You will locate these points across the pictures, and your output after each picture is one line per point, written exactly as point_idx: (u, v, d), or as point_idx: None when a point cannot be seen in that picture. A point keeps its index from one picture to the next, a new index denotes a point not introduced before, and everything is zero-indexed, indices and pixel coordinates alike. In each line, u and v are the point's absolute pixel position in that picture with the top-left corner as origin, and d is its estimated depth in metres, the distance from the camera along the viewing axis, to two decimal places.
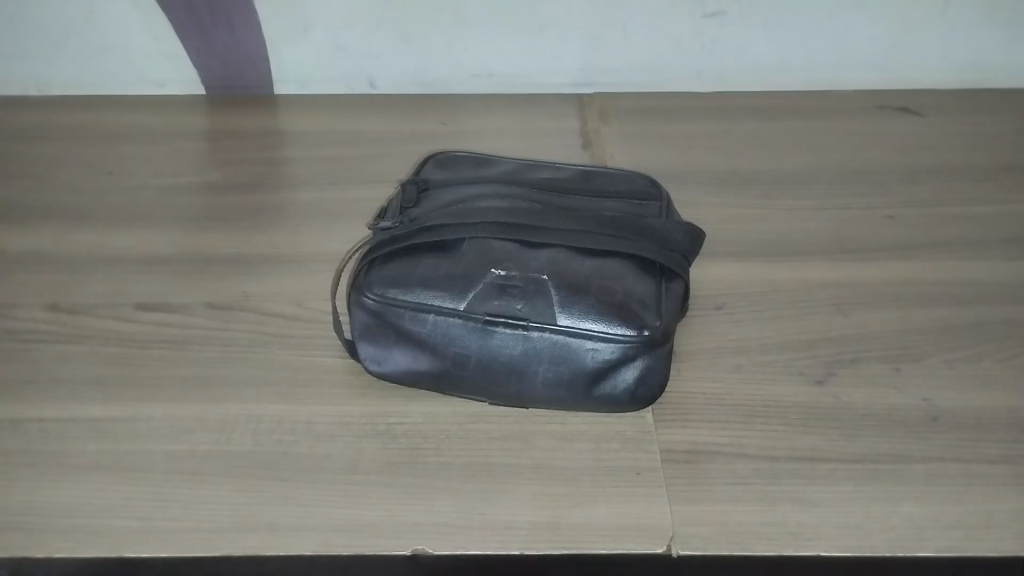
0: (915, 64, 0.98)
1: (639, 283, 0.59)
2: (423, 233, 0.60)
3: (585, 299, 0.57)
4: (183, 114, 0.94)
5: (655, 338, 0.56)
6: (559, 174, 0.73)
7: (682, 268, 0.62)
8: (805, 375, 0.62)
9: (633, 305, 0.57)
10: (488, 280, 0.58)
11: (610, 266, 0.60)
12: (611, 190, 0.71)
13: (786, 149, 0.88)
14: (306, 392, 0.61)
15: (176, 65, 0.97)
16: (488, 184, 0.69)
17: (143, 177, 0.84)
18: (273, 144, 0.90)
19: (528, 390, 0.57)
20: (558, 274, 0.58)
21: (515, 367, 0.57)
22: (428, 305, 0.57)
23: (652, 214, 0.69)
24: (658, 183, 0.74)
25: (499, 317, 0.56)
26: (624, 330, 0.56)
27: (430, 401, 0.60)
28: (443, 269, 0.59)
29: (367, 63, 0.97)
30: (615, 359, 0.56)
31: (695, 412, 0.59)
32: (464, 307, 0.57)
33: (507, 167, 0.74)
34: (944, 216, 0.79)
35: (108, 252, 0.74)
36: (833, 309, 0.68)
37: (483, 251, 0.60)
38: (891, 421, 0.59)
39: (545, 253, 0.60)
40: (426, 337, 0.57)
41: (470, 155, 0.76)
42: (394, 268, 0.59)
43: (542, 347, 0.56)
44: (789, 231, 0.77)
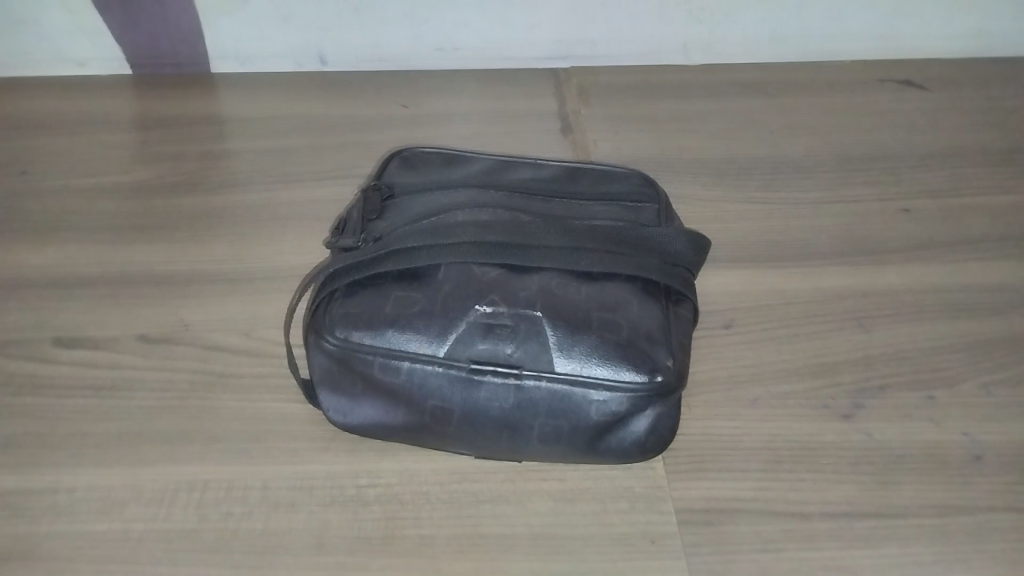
0: (919, 32, 0.90)
1: (646, 313, 0.51)
2: (391, 258, 0.51)
3: (587, 340, 0.48)
4: (107, 98, 0.83)
5: (669, 383, 0.48)
6: (541, 173, 0.64)
7: (691, 289, 0.54)
8: (831, 409, 0.55)
9: (642, 344, 0.49)
10: (471, 317, 0.49)
11: (611, 294, 0.51)
12: (604, 191, 0.62)
13: (786, 131, 0.80)
14: (260, 448, 0.52)
15: (95, 41, 0.85)
16: (463, 191, 0.60)
17: (61, 178, 0.73)
18: (209, 134, 0.79)
19: (523, 446, 0.49)
20: (554, 307, 0.49)
21: (508, 422, 0.48)
22: (401, 350, 0.48)
23: (651, 220, 0.60)
24: (654, 180, 0.65)
25: (486, 365, 0.48)
26: (634, 376, 0.48)
27: (407, 457, 0.52)
28: (417, 304, 0.50)
29: (316, 36, 0.86)
30: (623, 410, 0.48)
31: (712, 458, 0.52)
32: (444, 353, 0.48)
33: (482, 166, 0.65)
34: (963, 207, 0.71)
35: (22, 273, 0.63)
36: (855, 325, 0.61)
37: (463, 278, 0.51)
38: (930, 463, 0.52)
39: (535, 278, 0.51)
40: (400, 388, 0.49)
41: (440, 150, 0.67)
42: (358, 303, 0.50)
43: (539, 399, 0.48)
44: (798, 229, 0.69)
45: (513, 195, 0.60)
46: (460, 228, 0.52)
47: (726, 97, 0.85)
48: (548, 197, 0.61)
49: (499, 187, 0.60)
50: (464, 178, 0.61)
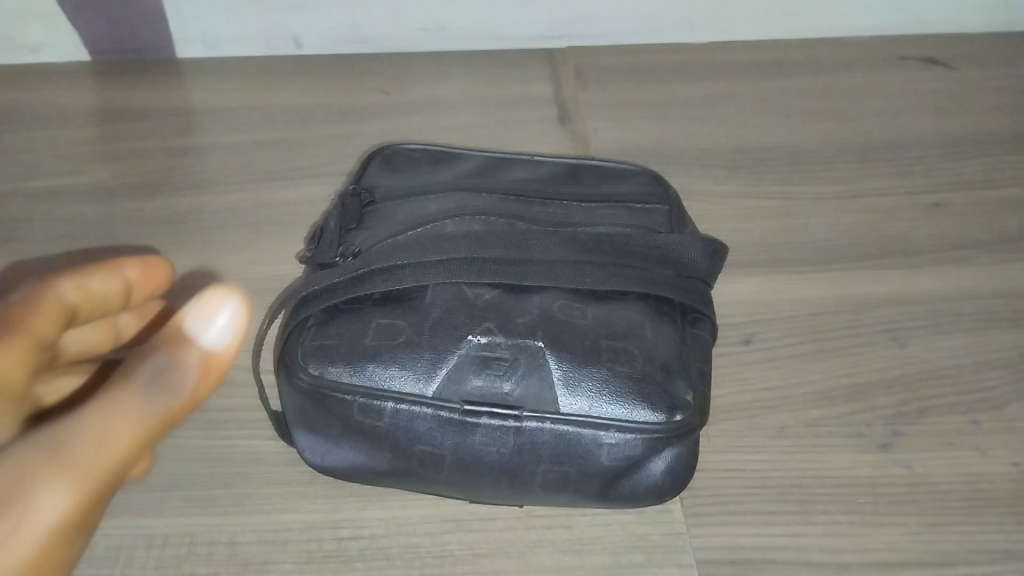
0: (943, 6, 0.83)
1: (662, 338, 0.45)
2: (371, 278, 0.44)
3: (596, 375, 0.42)
4: (63, 89, 0.76)
5: (690, 422, 0.42)
6: (539, 172, 0.58)
7: (710, 306, 0.48)
8: (867, 438, 0.49)
9: (658, 377, 0.43)
10: (464, 349, 0.43)
11: (622, 317, 0.45)
12: (609, 192, 0.55)
13: (803, 117, 0.74)
14: (227, 495, 0.46)
15: (49, 25, 0.77)
16: (453, 197, 0.53)
17: (12, 183, 0.67)
18: (174, 129, 0.72)
19: (524, 492, 0.44)
20: (558, 335, 0.43)
21: (508, 467, 0.43)
22: (385, 389, 0.42)
23: (663, 224, 0.54)
24: (664, 178, 0.59)
25: (482, 405, 0.42)
26: (651, 414, 0.42)
27: (395, 503, 0.46)
28: (402, 334, 0.43)
29: (290, 17, 0.79)
30: (638, 454, 0.42)
31: (736, 498, 0.46)
32: (434, 392, 0.42)
33: (474, 167, 0.58)
34: (999, 200, 0.66)
35: None
36: (888, 338, 0.55)
37: (453, 302, 0.45)
38: (978, 500, 0.47)
39: (535, 299, 0.45)
40: (384, 432, 0.43)
41: (426, 148, 0.60)
42: (333, 332, 0.44)
43: (543, 443, 0.42)
44: (821, 228, 0.63)
45: (508, 200, 0.54)
46: (451, 242, 0.45)
47: (736, 80, 0.78)
48: (547, 201, 0.54)
49: (493, 190, 0.54)
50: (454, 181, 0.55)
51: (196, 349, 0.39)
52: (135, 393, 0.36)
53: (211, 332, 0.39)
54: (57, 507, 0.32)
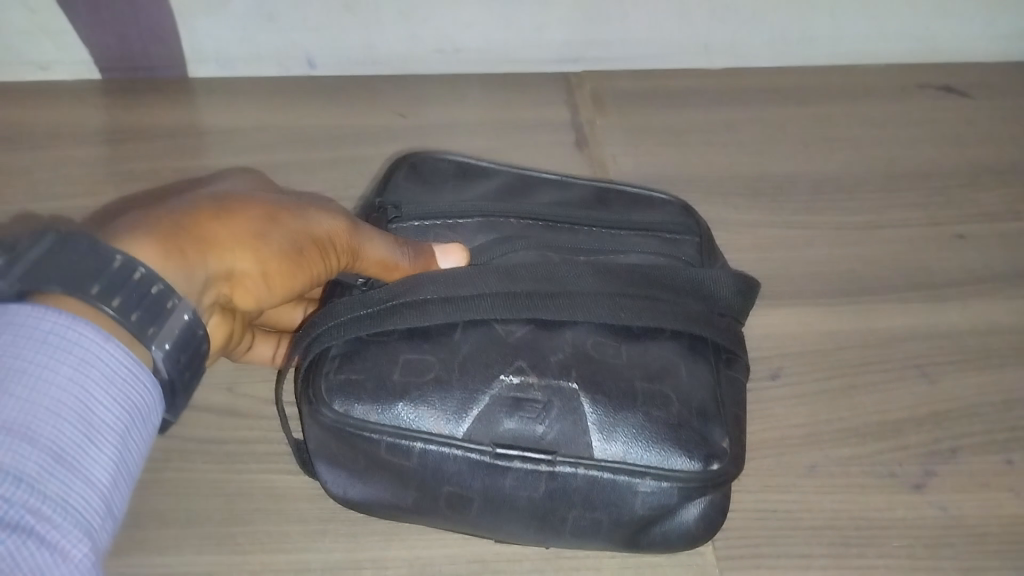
0: (958, 33, 0.82)
1: (698, 379, 0.44)
2: (400, 311, 0.43)
3: (631, 419, 0.41)
4: (73, 108, 0.75)
5: (727, 471, 0.41)
6: (567, 195, 0.57)
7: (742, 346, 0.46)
8: (900, 478, 0.48)
9: (695, 422, 0.42)
10: (495, 390, 0.42)
11: (656, 357, 0.44)
12: (638, 218, 0.54)
13: (823, 145, 0.73)
14: (246, 532, 0.45)
15: (59, 43, 0.76)
16: (479, 224, 0.52)
17: (23, 206, 0.65)
18: (186, 150, 0.71)
19: (553, 534, 0.43)
20: (592, 376, 0.42)
21: (537, 511, 0.42)
22: (413, 429, 0.41)
23: (694, 255, 0.53)
24: (688, 205, 0.58)
25: (513, 449, 0.41)
26: (687, 462, 0.41)
27: (419, 542, 0.45)
28: (430, 371, 0.42)
29: (303, 38, 0.77)
30: (673, 502, 0.41)
31: (769, 540, 0.45)
32: (464, 434, 0.41)
33: (497, 187, 0.57)
34: (1021, 232, 0.65)
35: None
36: (917, 374, 0.54)
37: (484, 339, 0.43)
38: (1015, 543, 0.46)
39: (566, 335, 0.44)
40: (410, 473, 0.42)
41: (452, 158, 0.59)
42: (357, 367, 0.43)
43: (576, 488, 0.41)
44: (844, 259, 0.62)
45: (535, 227, 0.53)
46: (481, 273, 0.44)
47: (754, 107, 0.77)
48: (574, 227, 0.53)
49: (520, 215, 0.53)
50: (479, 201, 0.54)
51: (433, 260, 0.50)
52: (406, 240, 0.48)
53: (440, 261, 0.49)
54: (333, 224, 0.44)
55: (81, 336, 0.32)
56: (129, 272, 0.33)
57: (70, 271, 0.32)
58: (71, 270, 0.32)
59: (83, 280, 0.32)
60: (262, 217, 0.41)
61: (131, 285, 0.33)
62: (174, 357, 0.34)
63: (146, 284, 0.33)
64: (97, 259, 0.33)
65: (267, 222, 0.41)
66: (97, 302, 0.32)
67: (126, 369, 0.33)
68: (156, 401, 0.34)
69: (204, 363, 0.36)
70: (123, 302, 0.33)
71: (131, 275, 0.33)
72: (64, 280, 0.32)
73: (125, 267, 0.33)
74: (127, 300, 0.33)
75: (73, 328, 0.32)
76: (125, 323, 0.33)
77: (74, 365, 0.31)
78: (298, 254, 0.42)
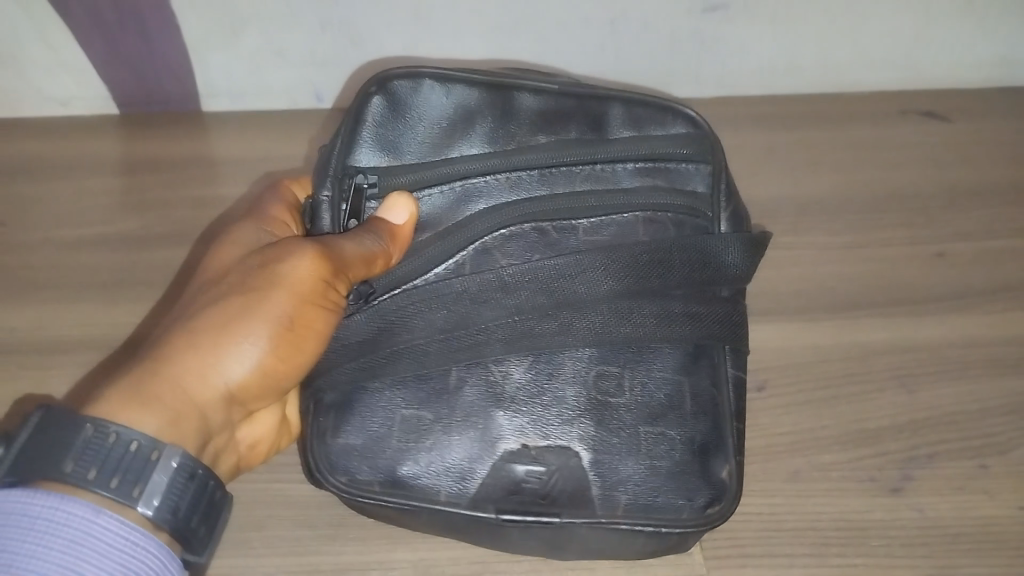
0: (940, 59, 0.84)
1: (700, 406, 0.47)
2: (393, 361, 0.45)
3: (636, 471, 0.45)
4: (91, 141, 0.78)
5: (727, 510, 0.45)
6: (580, 121, 0.49)
7: (742, 339, 0.48)
8: (878, 482, 0.51)
9: (697, 462, 0.46)
10: (497, 455, 0.45)
11: (659, 386, 0.47)
12: (640, 151, 0.49)
13: (808, 170, 0.76)
14: (260, 537, 0.48)
15: (79, 81, 0.79)
16: (461, 189, 0.48)
17: (48, 236, 0.69)
18: (200, 180, 0.75)
19: (557, 552, 0.46)
20: (595, 429, 0.45)
21: (538, 546, 0.45)
22: (423, 491, 0.44)
23: (705, 192, 0.50)
24: (701, 113, 0.50)
25: (518, 514, 0.44)
26: (689, 508, 0.45)
27: (422, 545, 0.48)
28: (431, 428, 0.45)
29: (312, 73, 0.80)
30: (676, 541, 0.45)
31: (753, 541, 0.48)
32: (470, 500, 0.44)
33: (485, 121, 0.48)
34: (998, 251, 0.68)
35: (23, 336, 0.62)
36: (897, 386, 0.57)
37: (481, 389, 0.45)
38: (988, 542, 0.49)
39: (566, 370, 0.46)
40: (421, 523, 0.45)
41: (448, 74, 0.48)
42: (360, 426, 0.45)
43: (579, 536, 0.44)
44: (828, 277, 0.65)
45: (522, 182, 0.49)
46: (469, 309, 0.45)
47: (743, 134, 0.81)
48: (569, 172, 0.49)
49: (504, 171, 0.48)
50: (463, 160, 0.48)
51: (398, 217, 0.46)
52: (377, 223, 0.45)
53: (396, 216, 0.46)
54: (305, 273, 0.42)
55: (68, 515, 0.32)
56: (104, 439, 0.34)
57: (47, 451, 0.33)
58: (46, 454, 0.33)
59: (58, 460, 0.33)
60: (232, 315, 0.40)
61: (109, 451, 0.33)
62: (171, 504, 0.34)
63: (125, 445, 0.34)
64: (70, 434, 0.33)
65: (233, 326, 0.40)
66: (77, 481, 0.33)
67: (119, 534, 0.33)
68: (165, 558, 0.34)
69: (217, 498, 0.37)
70: (100, 471, 0.33)
71: (105, 440, 0.34)
72: (42, 462, 0.33)
73: (99, 432, 0.34)
74: (105, 469, 0.33)
75: (61, 507, 0.32)
76: (106, 490, 0.33)
77: (63, 546, 0.31)
78: (287, 326, 0.41)
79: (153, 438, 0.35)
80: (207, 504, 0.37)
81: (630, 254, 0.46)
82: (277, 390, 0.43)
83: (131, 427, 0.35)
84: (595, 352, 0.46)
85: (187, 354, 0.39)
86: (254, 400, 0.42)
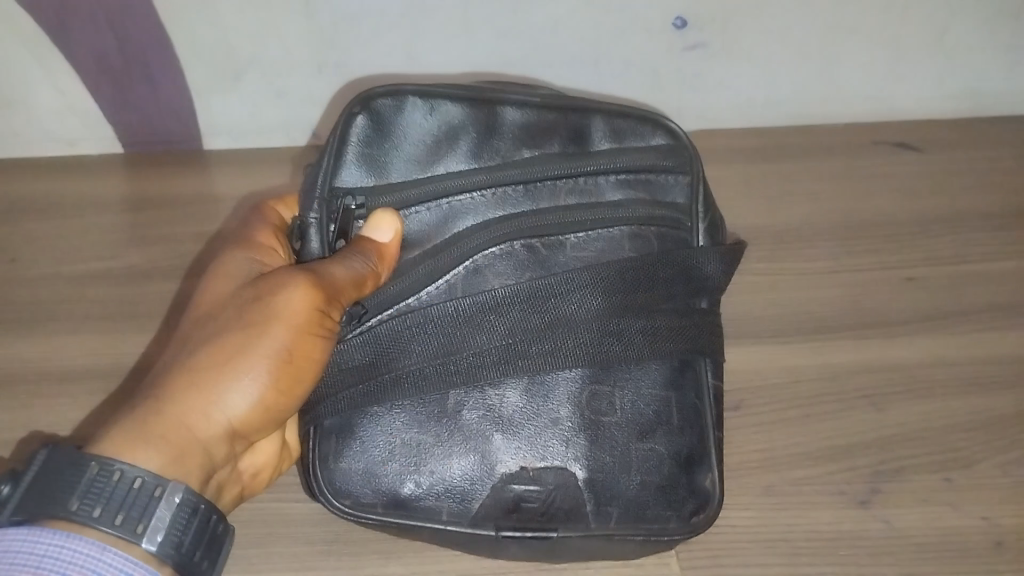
0: (915, 93, 0.86)
1: (686, 419, 0.50)
2: (391, 387, 0.47)
3: (631, 487, 0.49)
4: (98, 179, 0.82)
5: (710, 516, 0.50)
6: (561, 135, 0.51)
7: (721, 348, 0.52)
8: (847, 495, 0.54)
9: (684, 474, 0.50)
10: (497, 479, 0.48)
11: (648, 403, 0.50)
12: (623, 164, 0.52)
13: (786, 198, 0.79)
14: (259, 553, 0.50)
15: (86, 121, 0.82)
16: (449, 206, 0.50)
17: (59, 270, 0.73)
18: (203, 216, 0.78)
19: (553, 557, 0.49)
20: (590, 448, 0.49)
21: (532, 554, 0.49)
22: (426, 510, 0.47)
23: (683, 205, 0.53)
24: (677, 125, 0.53)
25: (519, 531, 0.47)
26: (676, 519, 0.49)
27: (413, 560, 0.50)
28: (431, 452, 0.48)
29: (305, 111, 0.83)
30: (665, 547, 0.49)
31: (727, 553, 0.51)
32: (472, 520, 0.47)
33: (470, 136, 0.51)
34: (967, 275, 0.71)
35: (35, 366, 0.65)
36: (867, 404, 0.59)
37: (479, 412, 0.48)
38: (951, 551, 0.51)
39: (558, 390, 0.49)
40: (424, 539, 0.49)
41: (433, 92, 0.50)
42: (359, 451, 0.47)
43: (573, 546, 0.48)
44: (803, 300, 0.68)
45: (508, 198, 0.51)
46: (463, 333, 0.47)
47: (723, 164, 0.84)
48: (553, 185, 0.52)
49: (491, 188, 0.51)
50: (450, 177, 0.50)
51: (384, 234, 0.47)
52: (364, 243, 0.46)
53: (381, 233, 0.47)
54: (299, 305, 0.42)
55: (76, 551, 0.33)
56: (108, 478, 0.35)
57: (53, 492, 0.34)
58: (51, 496, 0.34)
59: (63, 501, 0.34)
60: (229, 356, 0.41)
61: (113, 490, 0.35)
62: (176, 540, 0.36)
63: (129, 483, 0.35)
64: (75, 474, 0.34)
65: (230, 366, 0.41)
66: (84, 519, 0.34)
67: (125, 573, 0.33)
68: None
69: (218, 532, 0.38)
70: (105, 508, 0.34)
71: (109, 479, 0.35)
72: (47, 502, 0.34)
73: (103, 471, 0.35)
74: (110, 506, 0.34)
75: (68, 543, 0.33)
76: (111, 528, 0.34)
77: None
78: (284, 361, 0.42)
79: (157, 474, 0.36)
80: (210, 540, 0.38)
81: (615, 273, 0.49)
82: (277, 420, 0.44)
83: (135, 466, 0.36)
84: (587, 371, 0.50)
85: (189, 396, 0.40)
86: (254, 434, 0.43)
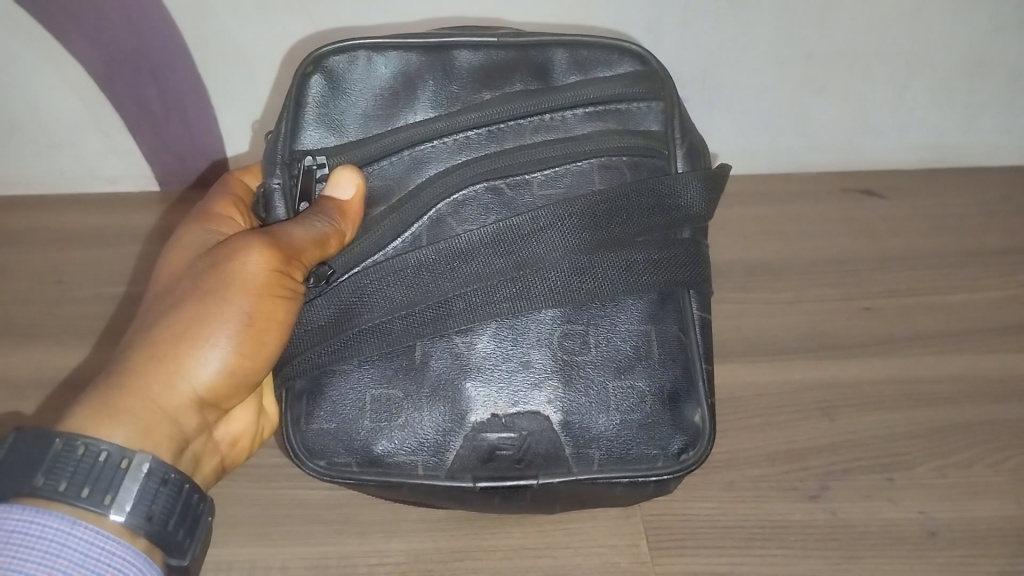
0: (878, 145, 0.95)
1: (668, 353, 0.54)
2: (359, 343, 0.52)
3: (609, 426, 0.53)
4: (137, 213, 0.91)
5: (702, 453, 0.54)
6: (517, 78, 0.56)
7: (704, 279, 0.55)
8: (799, 491, 0.61)
9: (669, 411, 0.54)
10: (468, 430, 0.52)
11: (624, 340, 0.54)
12: (588, 95, 0.55)
13: (759, 236, 0.87)
14: (279, 532, 0.58)
15: (125, 159, 0.91)
16: (411, 156, 0.55)
17: (102, 291, 0.81)
18: None
19: (547, 503, 0.55)
20: (563, 391, 0.53)
21: (523, 502, 0.55)
22: (405, 461, 0.52)
23: (659, 125, 0.57)
24: (645, 48, 0.57)
25: (496, 483, 0.53)
26: (660, 457, 0.53)
27: (413, 537, 0.58)
28: (402, 404, 0.52)
29: None
30: (657, 484, 0.54)
31: (690, 536, 0.58)
32: (447, 475, 0.52)
33: (428, 84, 0.55)
34: (921, 306, 0.78)
35: (83, 373, 0.73)
36: (820, 414, 0.67)
37: (449, 359, 0.53)
38: (890, 539, 0.58)
39: (531, 332, 0.53)
40: (404, 493, 0.54)
41: (384, 44, 0.55)
42: (331, 410, 0.53)
43: (558, 489, 0.54)
44: (770, 325, 0.75)
45: (470, 142, 0.55)
46: (431, 283, 0.52)
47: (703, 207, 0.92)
48: (517, 126, 0.55)
49: (451, 134, 0.55)
50: (412, 125, 0.55)
51: (346, 194, 0.52)
52: (327, 203, 0.51)
53: (341, 192, 0.52)
54: (259, 269, 0.48)
55: (44, 528, 0.38)
56: (73, 452, 0.40)
57: (22, 468, 0.39)
58: (19, 471, 0.39)
59: (30, 476, 0.39)
60: (192, 324, 0.47)
61: (78, 465, 0.40)
62: (143, 508, 0.41)
63: (95, 456, 0.40)
64: (41, 451, 0.39)
65: (193, 334, 0.46)
66: (50, 492, 0.39)
67: (94, 543, 0.39)
68: (139, 562, 0.40)
69: (193, 498, 0.44)
70: (70, 482, 0.39)
71: (73, 454, 0.40)
72: (17, 479, 0.39)
73: (67, 445, 0.40)
74: (75, 480, 0.39)
75: (36, 520, 0.38)
76: (78, 500, 0.39)
77: (40, 556, 0.37)
78: (248, 323, 0.48)
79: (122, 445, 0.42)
80: (181, 508, 0.43)
81: (584, 209, 0.53)
82: (245, 384, 0.50)
83: (99, 439, 0.41)
84: (560, 315, 0.54)
85: (151, 366, 0.45)
86: (227, 396, 0.49)
